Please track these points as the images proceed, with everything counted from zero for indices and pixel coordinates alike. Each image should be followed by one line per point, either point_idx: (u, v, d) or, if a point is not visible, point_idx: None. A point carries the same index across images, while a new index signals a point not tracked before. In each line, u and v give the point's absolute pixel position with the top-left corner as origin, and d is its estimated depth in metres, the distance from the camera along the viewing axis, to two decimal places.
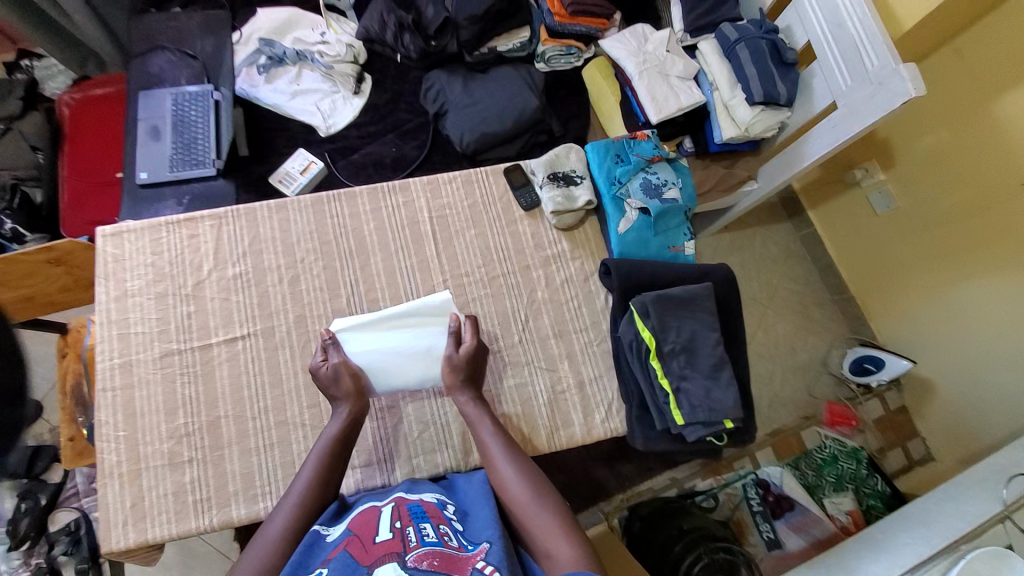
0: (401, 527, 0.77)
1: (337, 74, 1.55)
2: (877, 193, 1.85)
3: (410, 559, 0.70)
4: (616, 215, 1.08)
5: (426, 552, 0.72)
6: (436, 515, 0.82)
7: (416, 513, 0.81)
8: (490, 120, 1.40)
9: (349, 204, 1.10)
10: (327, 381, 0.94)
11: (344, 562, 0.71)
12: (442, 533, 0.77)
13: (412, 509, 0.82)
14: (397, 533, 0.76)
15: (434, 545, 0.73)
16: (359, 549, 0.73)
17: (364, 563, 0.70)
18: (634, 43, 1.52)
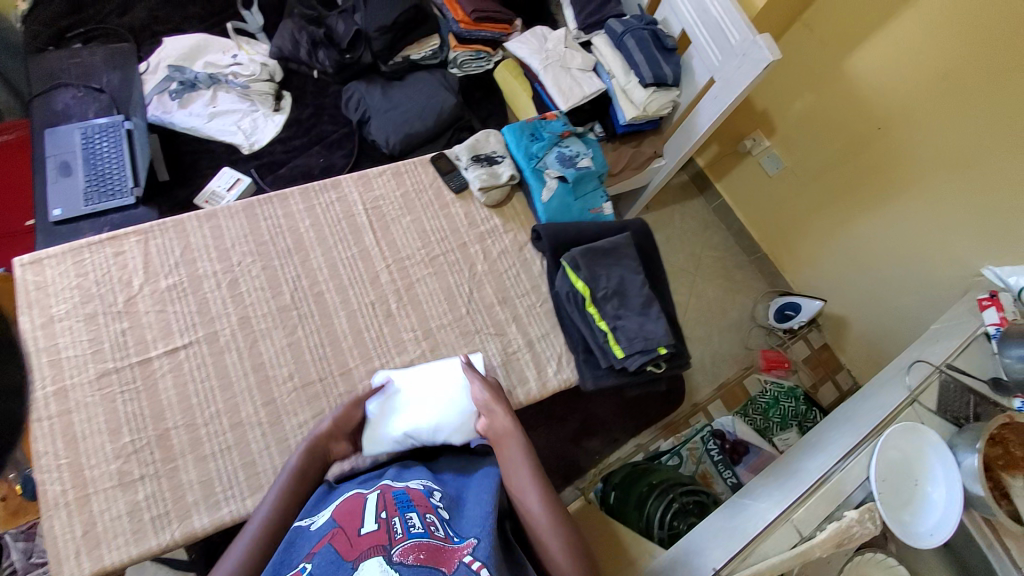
0: (387, 517, 0.72)
1: (253, 93, 1.57)
2: (767, 157, 2.09)
3: (396, 553, 0.65)
4: (538, 185, 1.18)
5: (414, 544, 0.67)
6: (422, 504, 0.77)
7: (403, 502, 0.76)
8: (413, 121, 1.48)
9: (281, 205, 1.13)
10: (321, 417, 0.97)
11: (329, 557, 0.66)
12: (429, 522, 0.73)
13: (397, 497, 0.77)
14: (382, 525, 0.71)
15: (421, 536, 0.69)
16: (344, 541, 0.68)
17: (349, 559, 0.65)
18: (536, 42, 1.67)
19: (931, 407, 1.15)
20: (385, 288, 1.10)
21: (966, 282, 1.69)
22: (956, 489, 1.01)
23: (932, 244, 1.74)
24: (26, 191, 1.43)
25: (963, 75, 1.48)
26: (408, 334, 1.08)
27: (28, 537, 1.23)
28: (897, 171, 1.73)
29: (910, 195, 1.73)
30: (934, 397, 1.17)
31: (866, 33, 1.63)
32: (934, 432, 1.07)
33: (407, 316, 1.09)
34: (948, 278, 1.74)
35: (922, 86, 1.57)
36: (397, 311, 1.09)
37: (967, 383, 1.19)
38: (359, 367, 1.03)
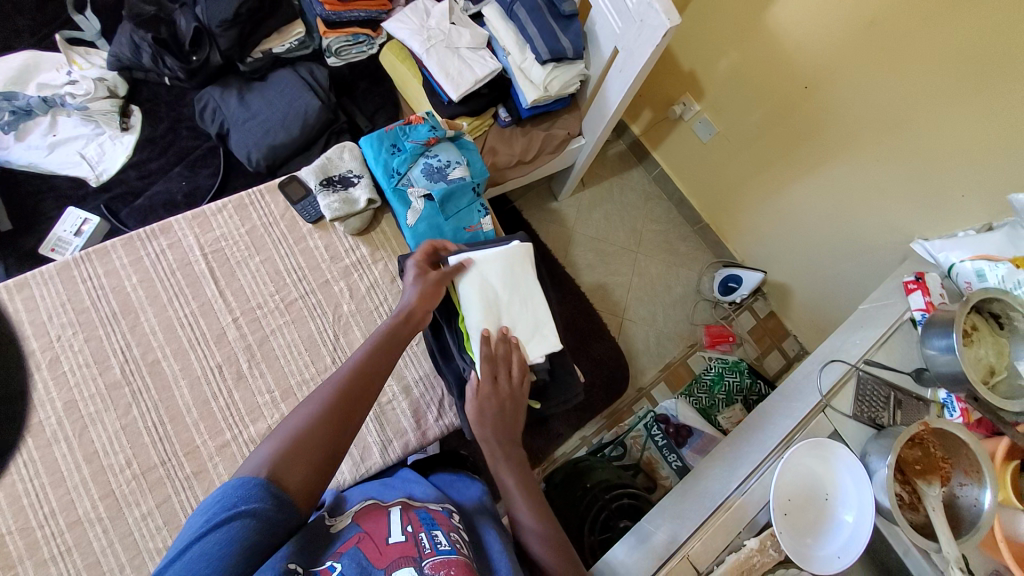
0: (414, 531, 0.66)
1: (95, 114, 1.35)
2: (699, 122, 1.94)
3: (427, 567, 0.59)
4: (401, 208, 1.04)
5: (444, 561, 0.61)
6: (445, 526, 0.71)
7: (427, 520, 0.71)
8: (275, 131, 1.30)
9: (101, 262, 0.99)
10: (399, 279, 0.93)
11: (357, 562, 0.59)
12: (455, 541, 0.68)
13: (421, 515, 0.72)
14: (410, 537, 0.65)
15: (450, 553, 0.63)
16: (373, 548, 0.62)
17: (379, 566, 0.59)
18: (417, 19, 1.45)
19: (846, 412, 1.07)
20: (234, 346, 0.98)
21: (899, 248, 1.60)
22: (867, 497, 0.91)
23: (865, 209, 1.63)
24: None
25: (889, 21, 1.33)
26: (264, 398, 0.97)
27: None
28: (827, 132, 1.60)
29: (843, 158, 1.60)
30: (850, 398, 1.08)
31: None
32: (842, 445, 0.97)
33: (262, 376, 0.98)
34: (885, 245, 1.64)
35: (845, 38, 1.43)
36: (249, 371, 0.98)
37: (889, 377, 1.12)
38: (207, 444, 0.93)
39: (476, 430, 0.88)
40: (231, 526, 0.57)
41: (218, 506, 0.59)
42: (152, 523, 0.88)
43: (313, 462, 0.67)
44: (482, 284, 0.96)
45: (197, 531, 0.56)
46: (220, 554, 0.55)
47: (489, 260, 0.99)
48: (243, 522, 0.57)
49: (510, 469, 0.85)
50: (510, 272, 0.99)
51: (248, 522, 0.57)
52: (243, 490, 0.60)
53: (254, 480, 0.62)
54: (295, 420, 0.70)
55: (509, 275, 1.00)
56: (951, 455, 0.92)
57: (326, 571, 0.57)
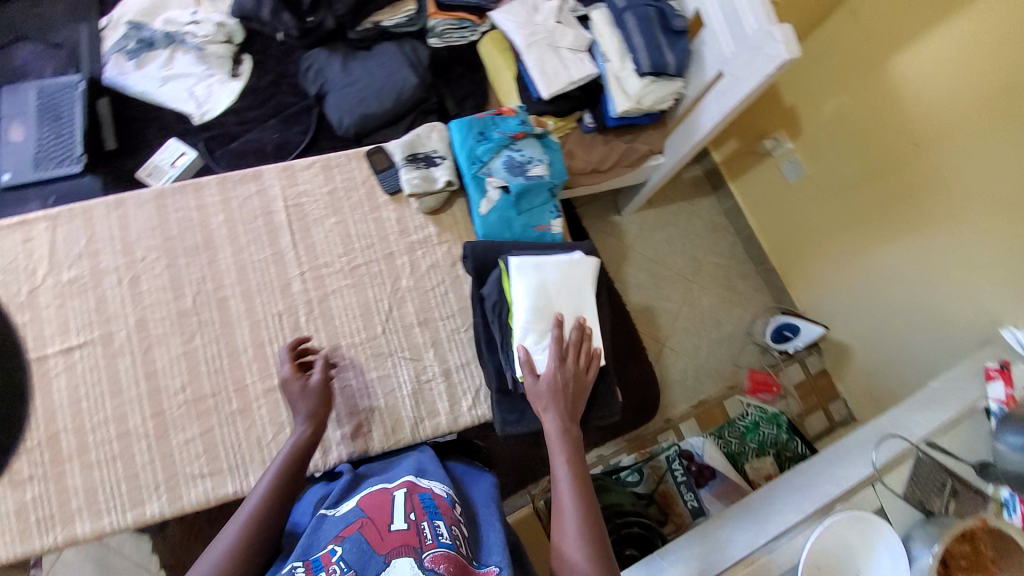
0: (416, 520, 0.74)
1: (209, 56, 1.45)
2: (788, 161, 1.85)
3: (427, 559, 0.68)
4: (477, 195, 1.04)
5: (443, 554, 0.69)
6: (448, 513, 0.78)
7: (430, 507, 0.78)
8: (370, 100, 1.35)
9: (194, 195, 1.04)
10: (297, 395, 0.90)
11: (361, 546, 0.69)
12: (456, 534, 0.75)
13: (425, 501, 0.79)
14: (412, 525, 0.73)
15: (449, 547, 0.70)
16: (375, 534, 0.71)
17: (379, 553, 0.69)
18: (525, 12, 1.45)
19: (896, 490, 1.00)
20: (296, 298, 1.02)
21: (985, 334, 1.47)
22: None
23: (953, 284, 1.51)
24: None
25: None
26: (314, 353, 1.00)
27: None
28: (928, 196, 1.49)
29: (940, 228, 1.49)
30: (903, 477, 1.02)
31: (917, 28, 1.38)
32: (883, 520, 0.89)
33: (316, 331, 1.02)
34: (969, 328, 1.51)
35: (971, 100, 1.32)
36: (305, 325, 1.02)
37: (950, 465, 1.04)
38: (256, 384, 0.98)
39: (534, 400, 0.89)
40: None
41: None
42: (194, 448, 0.94)
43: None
44: (537, 279, 0.94)
45: None
46: None
47: (554, 264, 0.97)
48: None
49: (561, 434, 0.85)
50: (564, 272, 0.96)
51: None
52: None
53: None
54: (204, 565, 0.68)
55: (568, 280, 0.97)
56: (1002, 558, 0.83)
57: (327, 557, 0.69)
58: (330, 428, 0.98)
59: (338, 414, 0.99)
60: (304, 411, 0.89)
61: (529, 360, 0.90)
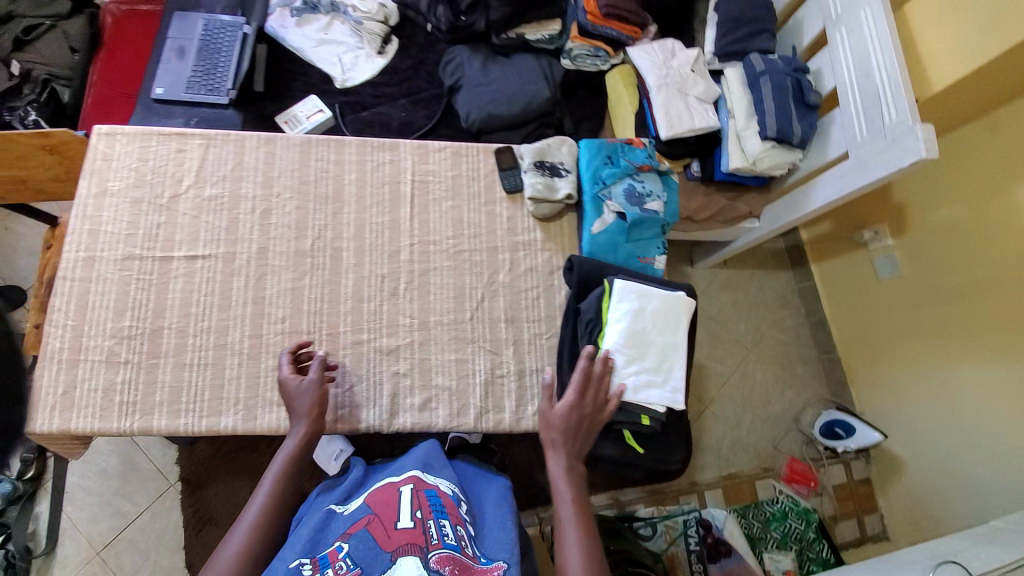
0: (422, 518, 0.79)
1: (364, 31, 1.56)
2: (883, 257, 1.80)
3: (432, 559, 0.72)
4: (592, 214, 1.07)
5: (449, 555, 0.74)
6: (453, 513, 0.84)
7: (436, 504, 0.83)
8: (500, 102, 1.40)
9: (335, 150, 1.13)
10: (297, 395, 0.93)
11: (368, 542, 0.74)
12: (461, 535, 0.80)
13: (431, 499, 0.84)
14: (418, 524, 0.78)
15: (454, 548, 0.76)
16: (381, 532, 0.76)
17: (387, 550, 0.73)
18: (662, 55, 1.50)
19: None
20: (401, 266, 1.08)
21: None
22: None
23: None
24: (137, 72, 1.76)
25: None
26: (404, 320, 1.05)
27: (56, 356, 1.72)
28: None
29: None
30: None
31: None
32: None
33: (411, 302, 1.06)
34: None
35: None
36: (403, 292, 1.06)
37: None
38: (346, 333, 1.03)
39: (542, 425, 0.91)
40: None
41: None
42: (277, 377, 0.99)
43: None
44: (636, 306, 0.95)
45: None
46: None
47: (655, 298, 0.97)
48: None
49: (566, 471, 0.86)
50: (660, 309, 0.97)
51: None
52: None
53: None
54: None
55: (665, 319, 0.97)
56: None
57: (335, 553, 0.74)
58: (402, 394, 1.01)
59: (412, 384, 1.02)
60: (305, 412, 0.92)
61: (552, 385, 0.92)
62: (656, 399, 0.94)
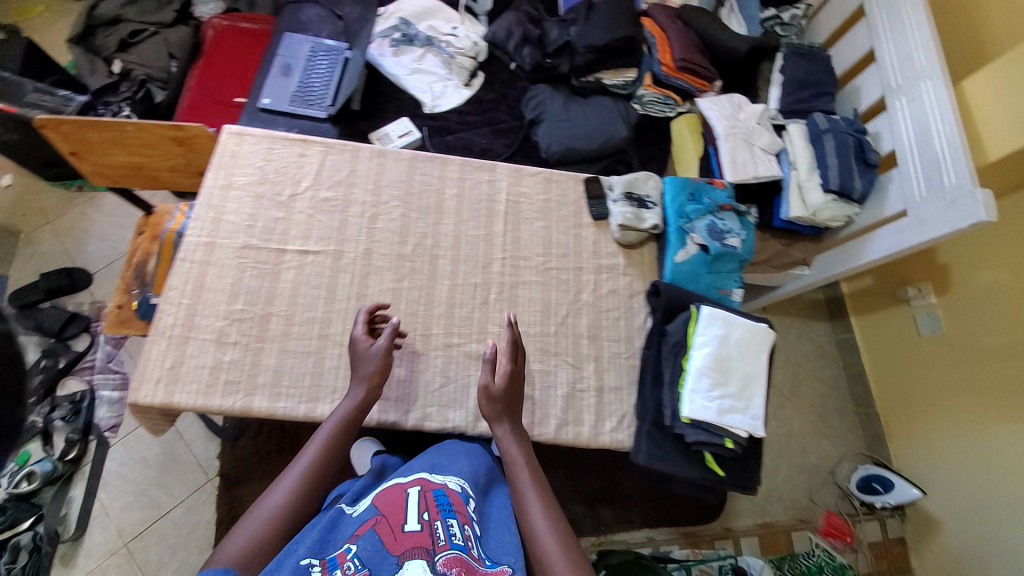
0: (429, 519, 0.79)
1: (455, 64, 1.71)
2: (925, 315, 1.84)
3: (439, 561, 0.72)
4: (677, 244, 1.14)
5: (455, 558, 0.74)
6: (461, 512, 0.83)
7: (443, 506, 0.82)
8: (579, 136, 1.51)
9: (439, 167, 1.22)
10: (363, 357, 0.98)
11: (375, 544, 0.74)
12: (467, 535, 0.79)
13: (438, 499, 0.83)
14: (425, 527, 0.77)
15: (460, 549, 0.76)
16: (389, 534, 0.75)
17: (394, 553, 0.72)
18: (730, 108, 1.62)
19: None
20: (492, 277, 1.14)
21: None
22: None
23: None
24: (230, 80, 1.86)
25: None
26: (494, 328, 1.10)
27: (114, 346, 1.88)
28: None
29: None
30: None
31: None
32: None
33: (500, 312, 1.11)
34: None
35: None
36: (494, 302, 1.12)
37: None
38: (439, 335, 1.08)
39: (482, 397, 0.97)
40: None
41: None
42: None
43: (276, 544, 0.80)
44: (722, 333, 1.02)
45: None
46: None
47: (741, 327, 1.04)
48: None
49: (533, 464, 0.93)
50: (741, 338, 1.03)
51: None
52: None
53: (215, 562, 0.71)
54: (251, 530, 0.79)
55: (748, 347, 1.03)
56: None
57: (342, 555, 0.73)
58: None
59: None
60: (365, 376, 0.96)
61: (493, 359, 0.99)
62: (740, 423, 0.98)
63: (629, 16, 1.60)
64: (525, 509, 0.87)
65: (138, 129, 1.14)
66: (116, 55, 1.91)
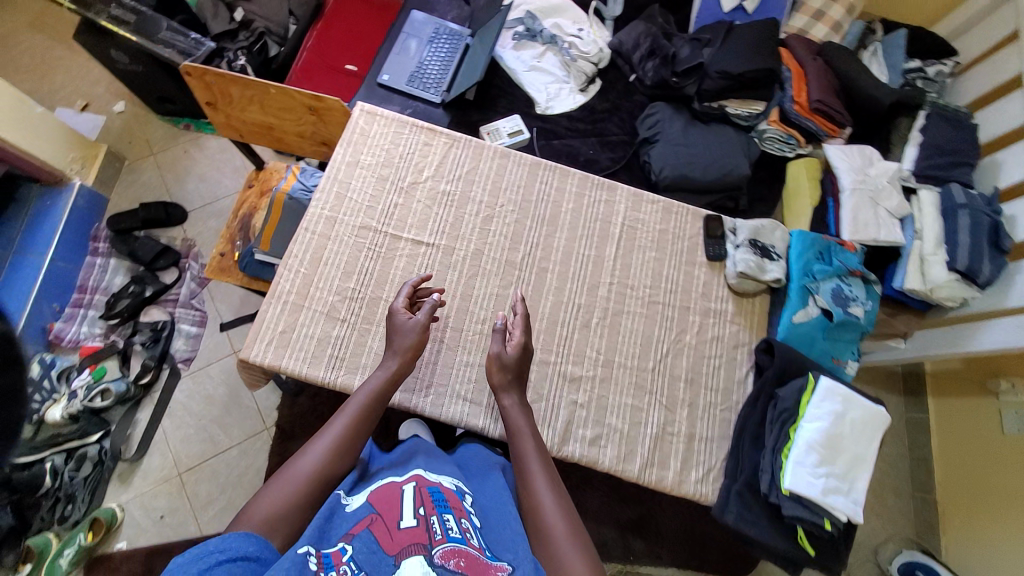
0: (425, 515, 0.74)
1: (574, 67, 1.65)
2: (1013, 411, 1.61)
3: (437, 555, 0.66)
4: (798, 304, 1.08)
5: (453, 550, 0.68)
6: (457, 507, 0.79)
7: (439, 501, 0.78)
8: (696, 165, 1.44)
9: (559, 178, 1.18)
10: (401, 326, 0.97)
11: (369, 545, 0.68)
12: (465, 529, 0.74)
13: (434, 495, 0.79)
14: (421, 523, 0.72)
15: (458, 543, 0.70)
16: (384, 532, 0.70)
17: (390, 553, 0.67)
18: (859, 161, 1.51)
19: None
20: (597, 300, 1.11)
21: None
22: None
23: None
24: (345, 46, 1.87)
25: None
26: (591, 353, 1.07)
27: (197, 284, 1.95)
28: None
29: None
30: None
31: None
32: None
33: (600, 338, 1.08)
34: None
35: None
36: (595, 327, 1.09)
37: None
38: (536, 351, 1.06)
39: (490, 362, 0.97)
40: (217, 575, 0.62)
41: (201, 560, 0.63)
42: (470, 374, 1.04)
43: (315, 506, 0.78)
44: (837, 410, 0.96)
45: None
46: None
47: (860, 408, 0.98)
48: (228, 568, 0.63)
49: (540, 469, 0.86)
50: (854, 420, 0.97)
51: (237, 567, 0.64)
52: (226, 543, 0.66)
53: (232, 536, 0.68)
54: (279, 491, 0.77)
55: (864, 431, 0.98)
56: None
57: (338, 555, 0.67)
58: (577, 424, 1.03)
59: (586, 417, 1.04)
60: (401, 345, 0.95)
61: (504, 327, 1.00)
62: (842, 507, 0.92)
63: (771, 46, 1.50)
64: (532, 490, 0.84)
65: (280, 91, 1.16)
66: (238, 3, 1.93)
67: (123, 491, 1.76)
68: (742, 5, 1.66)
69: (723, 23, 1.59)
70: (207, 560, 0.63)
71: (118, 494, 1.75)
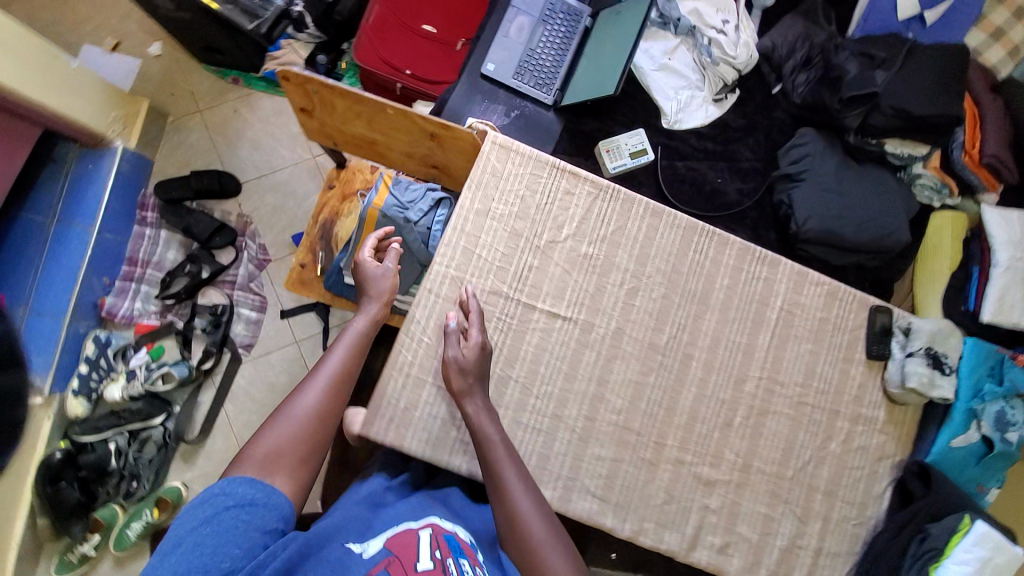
0: (442, 558, 0.71)
1: (712, 72, 1.39)
2: None
3: None
4: (959, 427, 1.00)
5: None
6: (471, 554, 0.77)
7: (455, 547, 0.75)
8: (849, 221, 1.27)
9: (716, 247, 1.02)
10: (376, 278, 1.00)
11: None
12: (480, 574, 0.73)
13: (449, 541, 0.76)
14: (439, 565, 0.69)
15: None
16: None
17: None
18: (1019, 231, 1.30)
19: None
20: (743, 397, 1.01)
21: None
22: None
23: None
24: None
25: None
26: (729, 456, 0.99)
27: (257, 264, 1.77)
28: None
29: None
30: None
31: None
32: None
33: (740, 439, 1.00)
34: None
35: None
36: (736, 427, 1.00)
37: None
38: (673, 449, 0.98)
39: (460, 361, 0.87)
40: (224, 517, 0.66)
41: (218, 501, 0.67)
42: (600, 468, 0.96)
43: (313, 447, 0.78)
44: (981, 555, 0.91)
45: (195, 526, 0.64)
46: (230, 531, 0.65)
47: (1006, 554, 0.92)
48: (234, 509, 0.67)
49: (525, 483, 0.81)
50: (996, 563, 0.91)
51: (243, 509, 0.68)
52: (240, 486, 0.70)
53: (238, 477, 0.71)
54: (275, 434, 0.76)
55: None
56: None
57: None
58: (708, 530, 0.97)
59: (717, 523, 0.98)
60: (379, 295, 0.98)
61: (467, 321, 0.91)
62: None
63: (962, 80, 1.24)
64: (509, 498, 0.79)
65: (399, 113, 0.96)
66: None
67: (187, 470, 1.64)
68: (921, 15, 1.35)
69: (903, 41, 1.30)
70: (217, 502, 0.67)
71: (181, 473, 1.63)
